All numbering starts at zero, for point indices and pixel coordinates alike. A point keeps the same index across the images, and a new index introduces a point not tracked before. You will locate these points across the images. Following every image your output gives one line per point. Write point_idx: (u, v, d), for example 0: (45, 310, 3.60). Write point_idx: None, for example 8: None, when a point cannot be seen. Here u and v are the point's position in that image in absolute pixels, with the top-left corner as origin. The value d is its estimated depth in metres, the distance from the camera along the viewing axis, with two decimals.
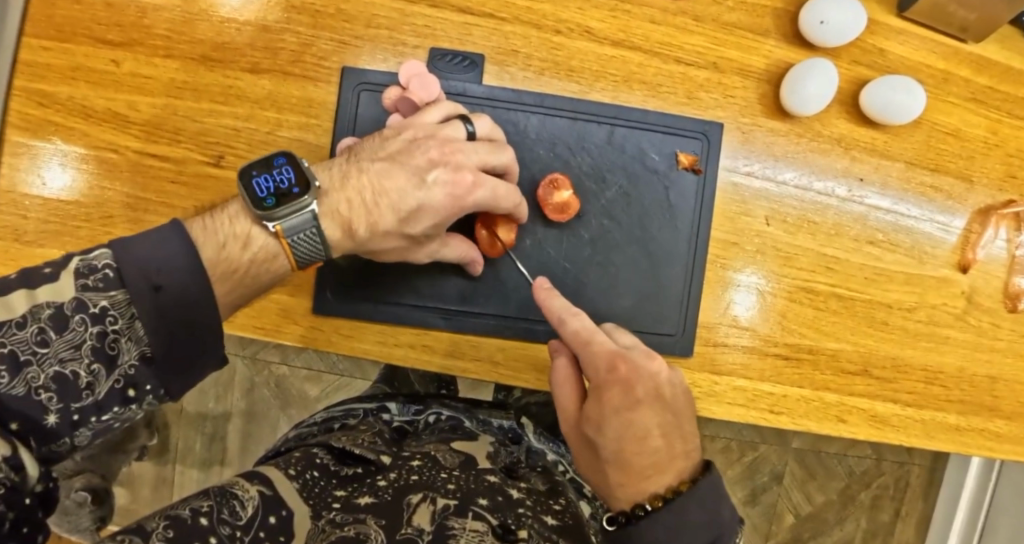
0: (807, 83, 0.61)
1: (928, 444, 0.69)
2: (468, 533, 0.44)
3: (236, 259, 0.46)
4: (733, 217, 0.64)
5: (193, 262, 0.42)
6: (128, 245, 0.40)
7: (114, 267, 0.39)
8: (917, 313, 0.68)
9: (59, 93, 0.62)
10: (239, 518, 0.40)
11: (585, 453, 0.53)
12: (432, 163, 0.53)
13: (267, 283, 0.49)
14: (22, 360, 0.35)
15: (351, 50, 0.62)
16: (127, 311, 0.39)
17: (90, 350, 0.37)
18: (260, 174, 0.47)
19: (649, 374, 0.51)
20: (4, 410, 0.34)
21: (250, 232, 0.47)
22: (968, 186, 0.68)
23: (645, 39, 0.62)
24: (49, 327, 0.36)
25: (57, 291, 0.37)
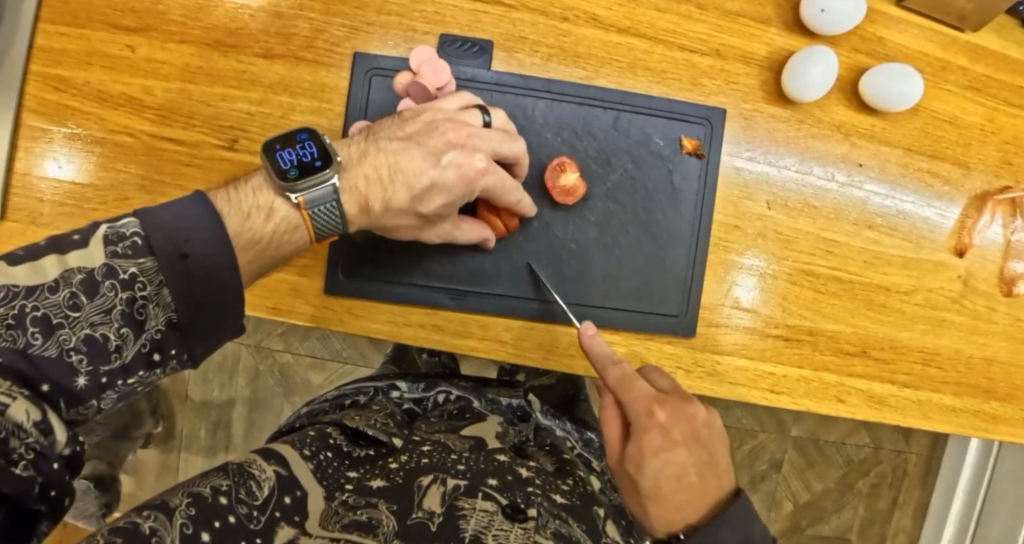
0: (809, 70, 0.62)
1: (924, 425, 0.70)
2: (478, 513, 0.45)
3: (261, 230, 0.47)
4: (735, 201, 0.65)
5: (217, 232, 0.42)
6: (155, 213, 0.41)
7: (143, 234, 0.40)
8: (914, 297, 0.69)
9: (74, 77, 0.63)
10: (256, 499, 0.42)
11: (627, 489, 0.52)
12: (447, 146, 0.55)
13: (287, 256, 0.50)
14: (54, 322, 0.36)
15: (362, 36, 0.63)
16: (155, 277, 0.39)
17: (119, 314, 0.38)
18: (284, 148, 0.49)
19: (685, 415, 0.52)
20: (35, 370, 0.35)
21: (273, 204, 0.48)
22: (965, 172, 0.70)
23: (650, 26, 0.64)
24: (81, 292, 0.37)
25: (87, 256, 0.38)
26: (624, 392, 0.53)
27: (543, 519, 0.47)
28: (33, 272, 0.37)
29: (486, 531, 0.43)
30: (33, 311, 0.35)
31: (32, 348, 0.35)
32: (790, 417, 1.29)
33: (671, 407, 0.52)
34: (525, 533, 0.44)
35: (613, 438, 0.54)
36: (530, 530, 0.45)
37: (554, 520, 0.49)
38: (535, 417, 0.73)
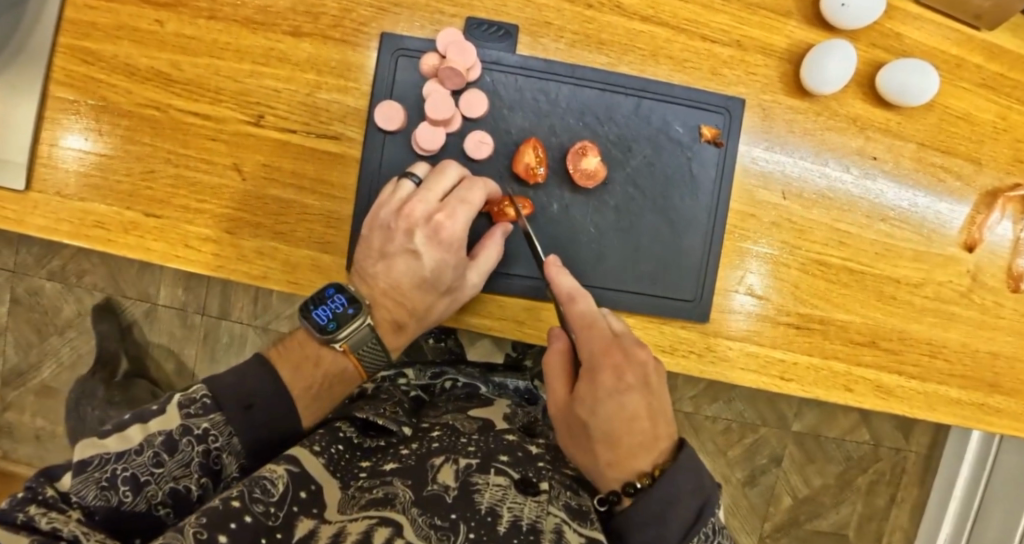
0: (826, 63, 0.63)
1: (930, 417, 0.72)
2: (492, 487, 0.46)
3: (312, 376, 0.57)
4: (752, 190, 0.67)
5: (275, 390, 0.53)
6: (220, 380, 0.51)
7: (210, 395, 0.50)
8: (924, 290, 0.70)
9: (103, 51, 0.64)
10: (271, 496, 0.43)
11: (571, 437, 0.54)
12: (405, 231, 0.61)
13: (342, 392, 0.59)
14: (142, 480, 0.44)
15: (389, 18, 0.64)
16: (224, 429, 0.49)
17: (197, 465, 0.47)
18: (317, 305, 0.58)
19: (638, 361, 0.55)
20: (131, 523, 0.43)
21: (320, 354, 0.58)
22: (977, 168, 0.71)
23: (673, 15, 0.65)
24: (162, 450, 0.46)
25: (166, 421, 0.47)
26: (585, 331, 0.56)
27: (554, 491, 0.49)
28: (121, 439, 0.45)
29: (501, 504, 0.44)
30: (124, 472, 0.43)
31: (124, 505, 0.43)
32: (791, 413, 1.31)
33: (626, 351, 0.55)
34: (539, 506, 0.45)
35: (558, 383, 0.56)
36: (543, 502, 0.47)
37: (564, 492, 0.51)
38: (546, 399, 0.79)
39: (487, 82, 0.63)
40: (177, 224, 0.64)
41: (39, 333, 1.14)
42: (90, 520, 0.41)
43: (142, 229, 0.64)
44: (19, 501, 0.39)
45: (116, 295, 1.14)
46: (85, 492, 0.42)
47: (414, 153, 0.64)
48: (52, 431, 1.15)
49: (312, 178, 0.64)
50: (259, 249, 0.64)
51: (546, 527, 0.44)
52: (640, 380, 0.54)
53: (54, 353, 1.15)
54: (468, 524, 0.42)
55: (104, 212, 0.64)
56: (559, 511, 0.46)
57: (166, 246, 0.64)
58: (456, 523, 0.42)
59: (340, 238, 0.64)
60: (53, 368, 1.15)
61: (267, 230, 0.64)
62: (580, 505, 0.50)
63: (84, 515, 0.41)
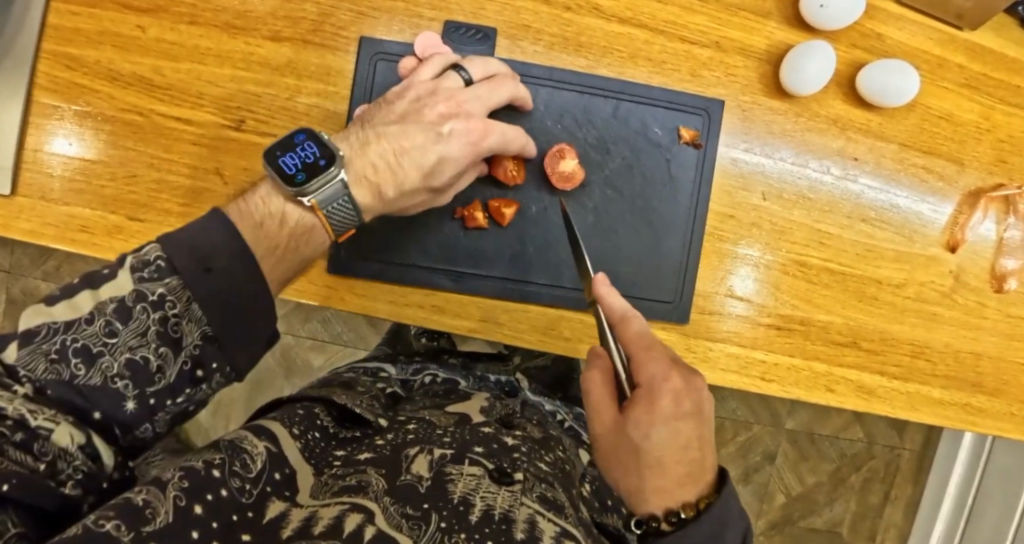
0: (805, 64, 0.63)
1: (912, 417, 0.72)
2: (465, 477, 0.46)
3: (275, 234, 0.47)
4: (731, 192, 0.66)
5: (235, 243, 0.42)
6: (174, 232, 0.41)
7: (165, 257, 0.40)
8: (905, 290, 0.70)
9: (86, 56, 0.64)
10: (249, 472, 0.43)
11: (611, 456, 0.49)
12: (439, 115, 0.56)
13: (308, 256, 0.50)
14: (95, 351, 0.38)
15: (368, 22, 0.64)
16: (183, 295, 0.40)
17: (154, 335, 0.39)
18: (285, 153, 0.50)
19: (696, 389, 0.50)
20: (86, 397, 0.37)
21: (285, 209, 0.49)
22: (960, 168, 0.71)
23: (652, 17, 0.65)
24: (115, 319, 0.38)
25: (118, 286, 0.39)
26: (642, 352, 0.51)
27: (529, 483, 0.49)
28: (70, 308, 0.38)
29: (474, 494, 0.45)
30: (74, 344, 0.37)
31: (77, 379, 0.37)
32: (784, 411, 1.32)
33: (684, 377, 0.50)
34: (512, 496, 0.46)
35: (602, 401, 0.51)
36: (517, 492, 0.47)
37: (539, 484, 0.50)
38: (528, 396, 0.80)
39: None
40: (160, 228, 0.64)
41: None
42: (41, 397, 0.36)
43: (126, 233, 0.64)
44: None
45: None
46: (34, 366, 0.37)
47: None
48: None
49: None
50: None
51: (519, 516, 0.44)
52: (695, 408, 0.49)
53: None
54: (440, 513, 0.42)
55: (88, 216, 0.64)
56: (534, 502, 0.46)
57: None
58: (428, 513, 0.42)
59: None
60: None
61: None
62: (557, 499, 0.50)
63: (33, 391, 0.36)
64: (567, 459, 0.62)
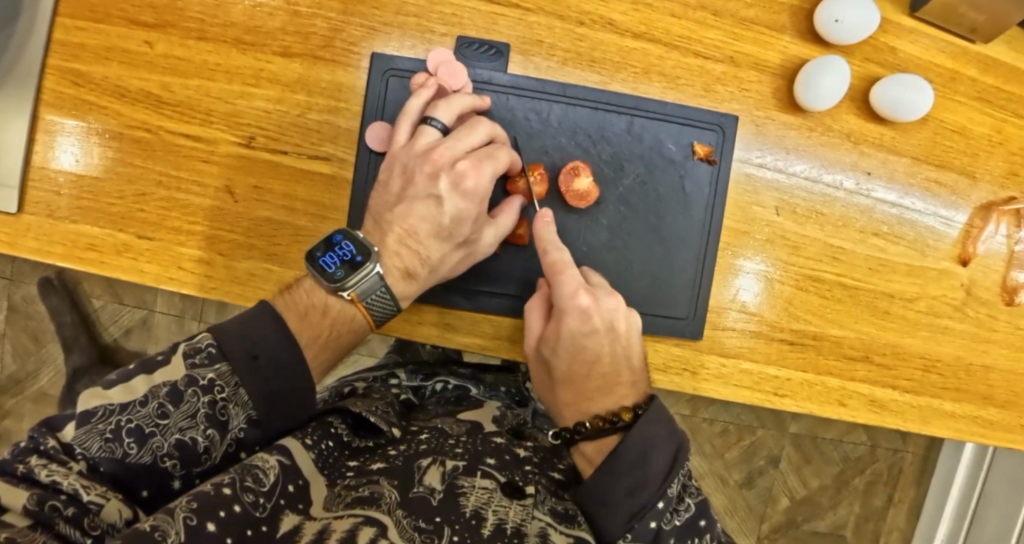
0: (820, 80, 0.63)
1: (923, 430, 0.72)
2: (477, 490, 0.47)
3: (319, 326, 0.55)
4: (745, 207, 0.66)
5: (277, 335, 0.52)
6: (224, 327, 0.50)
7: (215, 344, 0.49)
8: (918, 304, 0.70)
9: (93, 72, 0.63)
10: (262, 486, 0.43)
11: (541, 375, 0.60)
12: (426, 174, 0.58)
13: (350, 342, 0.58)
14: (147, 432, 0.44)
15: (380, 37, 0.63)
16: (231, 380, 0.49)
17: (203, 417, 0.46)
18: (325, 252, 0.56)
19: (605, 309, 0.58)
20: (135, 474, 0.43)
21: (327, 302, 0.56)
22: (972, 182, 0.71)
23: (666, 32, 0.64)
24: (167, 402, 0.46)
25: (170, 371, 0.47)
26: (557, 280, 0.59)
27: (541, 495, 0.50)
28: (126, 391, 0.45)
29: (486, 507, 0.45)
30: (128, 424, 0.44)
31: (129, 457, 0.43)
32: (789, 415, 1.32)
33: (593, 298, 0.58)
34: (524, 510, 0.46)
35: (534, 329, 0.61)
36: (529, 506, 0.47)
37: (550, 497, 0.51)
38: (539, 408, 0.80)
39: None
40: (170, 246, 0.64)
41: (36, 340, 1.13)
42: (94, 472, 0.42)
43: (135, 251, 0.64)
44: (23, 451, 0.41)
45: (112, 302, 1.13)
46: (89, 444, 0.42)
47: None
48: None
49: (303, 201, 0.63)
50: (252, 271, 0.64)
51: (530, 530, 0.45)
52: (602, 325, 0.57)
53: (51, 361, 1.14)
54: (453, 527, 0.43)
55: (97, 234, 0.63)
56: (545, 515, 0.48)
57: (159, 268, 0.64)
58: (440, 526, 0.42)
59: None
60: (50, 376, 1.14)
61: (260, 252, 0.64)
62: (568, 510, 0.50)
63: (87, 467, 0.42)
64: None
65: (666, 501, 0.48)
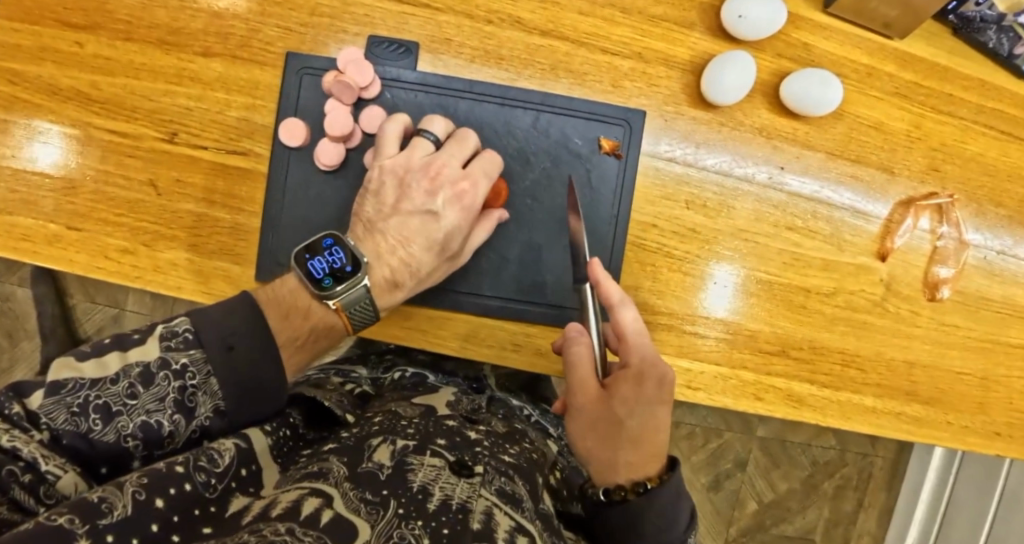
0: (722, 75, 0.64)
1: (845, 426, 0.72)
2: (425, 467, 0.46)
3: (299, 328, 0.55)
4: (654, 201, 0.67)
5: (255, 328, 0.50)
6: (203, 314, 0.49)
7: (193, 331, 0.48)
8: (835, 298, 0.71)
9: (27, 71, 0.66)
10: (217, 466, 0.41)
11: (590, 430, 0.55)
12: (426, 191, 0.60)
13: (326, 345, 0.58)
14: (113, 410, 0.43)
15: (295, 37, 0.66)
16: (204, 368, 0.47)
17: (172, 401, 0.45)
18: (314, 256, 0.57)
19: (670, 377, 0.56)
20: (96, 450, 0.41)
21: (310, 307, 0.56)
22: (890, 176, 0.71)
23: (573, 30, 0.66)
24: (138, 382, 0.44)
25: (145, 351, 0.46)
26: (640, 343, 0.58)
27: (489, 475, 0.48)
28: (98, 366, 0.44)
29: (433, 483, 0.44)
30: (96, 399, 0.42)
31: (93, 433, 0.41)
32: (755, 418, 1.31)
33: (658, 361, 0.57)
34: (470, 488, 0.45)
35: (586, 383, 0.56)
36: (475, 485, 0.46)
37: (499, 478, 0.50)
38: (495, 393, 0.79)
39: (387, 98, 0.65)
40: (97, 237, 0.66)
41: (10, 338, 1.17)
42: (55, 444, 0.40)
43: (65, 242, 0.65)
44: None
45: (85, 302, 1.17)
46: (55, 414, 0.41)
47: (316, 170, 0.66)
48: None
49: (222, 194, 0.66)
50: (174, 261, 0.65)
51: (477, 508, 0.43)
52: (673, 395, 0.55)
53: (25, 359, 1.17)
54: (400, 499, 0.41)
55: (30, 225, 0.66)
56: (491, 493, 0.46)
57: (88, 258, 0.65)
58: (387, 499, 0.41)
59: (247, 249, 0.66)
60: (24, 372, 1.16)
61: (181, 242, 0.66)
62: (515, 492, 0.49)
63: (48, 438, 0.40)
64: (533, 450, 0.62)
65: None
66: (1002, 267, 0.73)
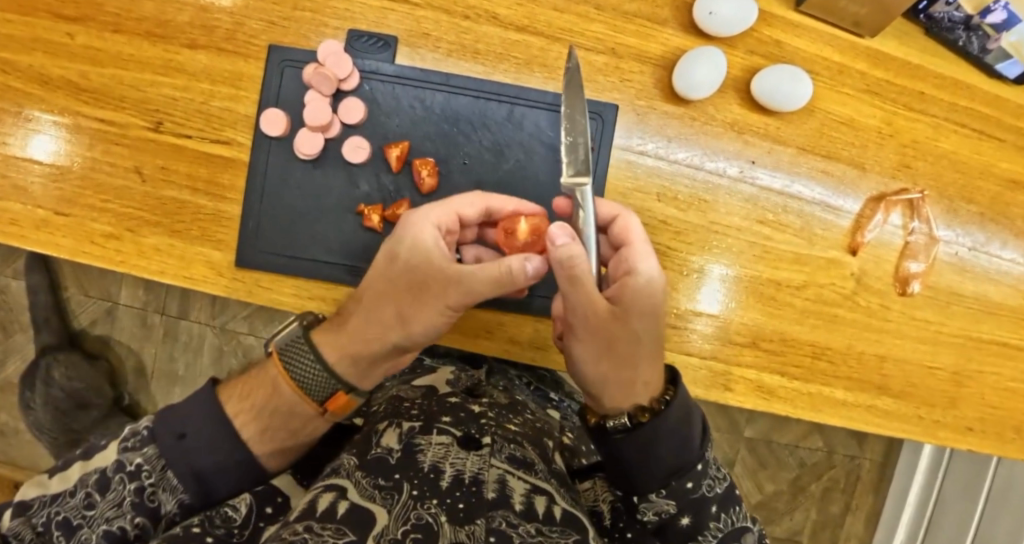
0: (693, 70, 0.65)
1: (815, 418, 0.73)
2: (434, 447, 0.50)
3: (253, 407, 0.54)
4: (626, 193, 0.69)
5: (209, 421, 0.52)
6: (162, 414, 0.52)
7: (149, 427, 0.51)
8: (805, 292, 0.72)
9: (20, 61, 0.69)
10: (234, 521, 0.49)
11: (602, 350, 0.54)
12: (400, 314, 0.56)
13: (288, 425, 0.55)
14: (74, 524, 0.47)
15: (278, 31, 0.68)
16: (157, 464, 0.49)
17: (129, 505, 0.48)
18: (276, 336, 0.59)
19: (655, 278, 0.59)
20: None
21: (266, 382, 0.56)
22: (861, 172, 0.72)
23: (548, 25, 0.67)
24: (94, 490, 0.48)
25: (104, 457, 0.49)
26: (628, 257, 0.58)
27: (497, 445, 0.52)
28: (62, 481, 0.49)
29: (443, 461, 0.48)
30: (57, 516, 0.47)
31: None
32: (743, 418, 1.31)
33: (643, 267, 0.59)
34: (481, 460, 0.49)
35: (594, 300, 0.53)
36: (485, 455, 0.50)
37: (508, 444, 0.54)
38: (491, 361, 0.79)
39: (365, 90, 0.67)
40: (84, 222, 0.68)
41: (4, 330, 1.19)
42: None
43: (53, 226, 0.68)
44: None
45: (79, 294, 1.19)
46: (23, 534, 0.46)
47: (295, 159, 0.68)
48: (15, 426, 1.20)
49: (205, 181, 0.68)
50: (157, 246, 0.67)
51: (488, 478, 0.47)
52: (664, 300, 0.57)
53: (18, 350, 1.20)
54: (412, 481, 0.45)
55: (20, 210, 0.68)
56: (501, 463, 0.50)
57: (74, 243, 0.68)
58: (399, 482, 0.45)
59: (229, 235, 0.67)
60: (17, 363, 1.19)
61: (164, 228, 0.67)
62: (525, 457, 0.53)
63: None
64: (536, 420, 0.66)
65: (703, 462, 0.51)
66: (974, 263, 0.74)
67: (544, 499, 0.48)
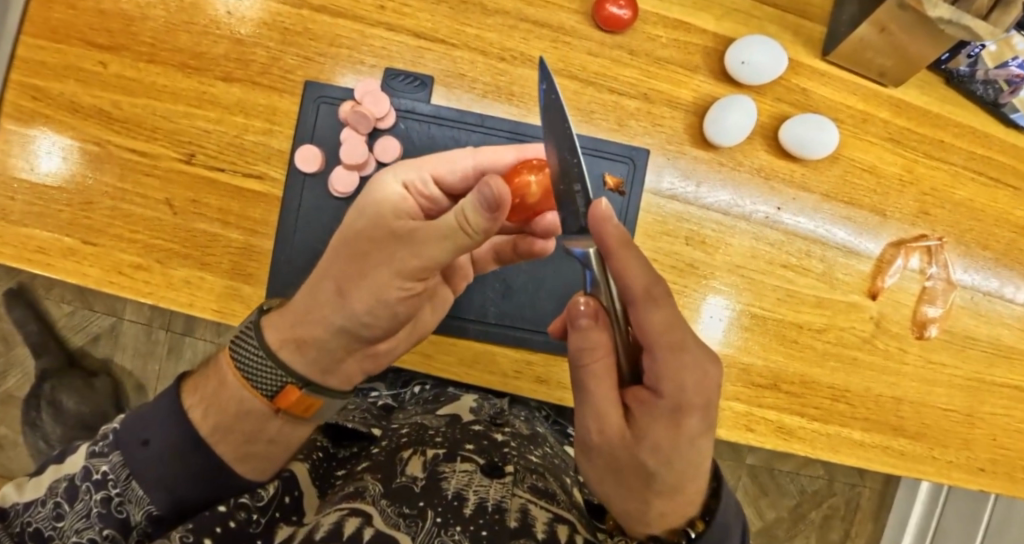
0: (725, 116, 0.66)
1: (833, 458, 0.74)
2: (457, 474, 0.49)
3: (206, 400, 0.47)
4: (655, 235, 0.70)
5: (168, 418, 0.46)
6: (127, 416, 0.46)
7: (115, 429, 0.46)
8: (826, 335, 0.73)
9: (50, 87, 0.68)
10: (258, 500, 0.49)
11: (614, 472, 0.45)
12: (342, 290, 0.48)
13: (243, 425, 0.47)
14: (46, 535, 0.44)
15: (314, 67, 0.68)
16: (122, 473, 0.44)
17: (96, 516, 0.44)
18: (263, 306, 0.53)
19: (703, 383, 0.42)
20: None
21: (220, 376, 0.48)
22: (882, 218, 0.74)
23: (582, 69, 0.69)
24: (64, 500, 0.44)
25: (70, 464, 0.46)
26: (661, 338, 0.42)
27: (519, 474, 0.52)
28: (36, 486, 0.45)
29: (467, 488, 0.47)
30: (28, 527, 0.44)
31: None
32: (746, 447, 1.31)
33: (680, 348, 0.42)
34: (504, 488, 0.49)
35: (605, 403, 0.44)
36: (508, 484, 0.50)
37: (530, 474, 0.54)
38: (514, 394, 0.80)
39: (401, 128, 0.69)
40: (111, 252, 0.67)
41: (6, 343, 1.16)
42: None
43: (79, 255, 0.67)
44: None
45: (83, 308, 1.17)
46: None
47: (330, 195, 0.69)
48: (14, 439, 1.16)
49: (237, 214, 0.68)
50: (186, 278, 0.67)
51: (511, 506, 0.47)
52: (710, 415, 0.43)
53: (18, 364, 1.16)
54: (436, 509, 0.45)
55: (46, 238, 0.67)
56: (525, 492, 0.49)
57: (100, 272, 0.67)
58: (424, 510, 0.45)
59: (261, 271, 0.68)
60: (18, 378, 1.16)
61: (194, 260, 0.67)
62: (547, 487, 0.53)
63: None
64: (554, 455, 0.66)
65: None
66: (989, 309, 0.76)
67: (566, 528, 0.47)
